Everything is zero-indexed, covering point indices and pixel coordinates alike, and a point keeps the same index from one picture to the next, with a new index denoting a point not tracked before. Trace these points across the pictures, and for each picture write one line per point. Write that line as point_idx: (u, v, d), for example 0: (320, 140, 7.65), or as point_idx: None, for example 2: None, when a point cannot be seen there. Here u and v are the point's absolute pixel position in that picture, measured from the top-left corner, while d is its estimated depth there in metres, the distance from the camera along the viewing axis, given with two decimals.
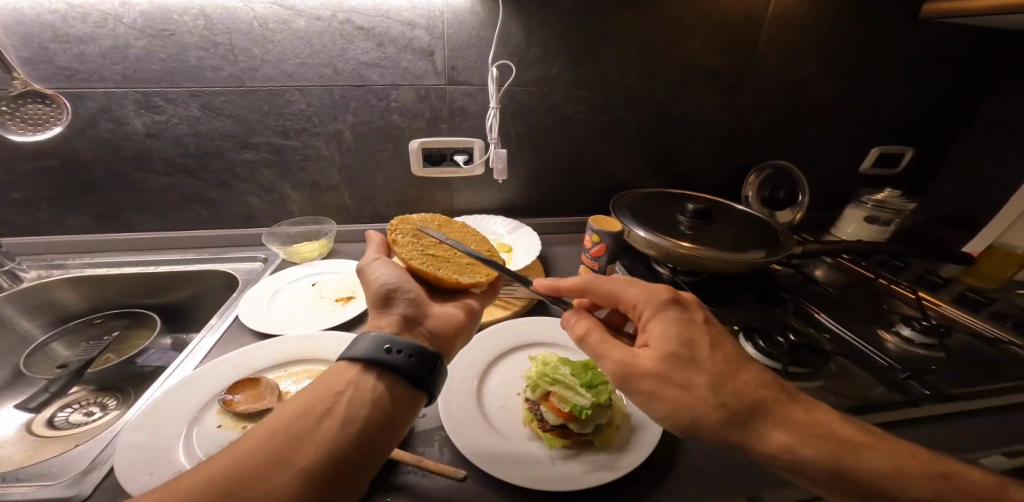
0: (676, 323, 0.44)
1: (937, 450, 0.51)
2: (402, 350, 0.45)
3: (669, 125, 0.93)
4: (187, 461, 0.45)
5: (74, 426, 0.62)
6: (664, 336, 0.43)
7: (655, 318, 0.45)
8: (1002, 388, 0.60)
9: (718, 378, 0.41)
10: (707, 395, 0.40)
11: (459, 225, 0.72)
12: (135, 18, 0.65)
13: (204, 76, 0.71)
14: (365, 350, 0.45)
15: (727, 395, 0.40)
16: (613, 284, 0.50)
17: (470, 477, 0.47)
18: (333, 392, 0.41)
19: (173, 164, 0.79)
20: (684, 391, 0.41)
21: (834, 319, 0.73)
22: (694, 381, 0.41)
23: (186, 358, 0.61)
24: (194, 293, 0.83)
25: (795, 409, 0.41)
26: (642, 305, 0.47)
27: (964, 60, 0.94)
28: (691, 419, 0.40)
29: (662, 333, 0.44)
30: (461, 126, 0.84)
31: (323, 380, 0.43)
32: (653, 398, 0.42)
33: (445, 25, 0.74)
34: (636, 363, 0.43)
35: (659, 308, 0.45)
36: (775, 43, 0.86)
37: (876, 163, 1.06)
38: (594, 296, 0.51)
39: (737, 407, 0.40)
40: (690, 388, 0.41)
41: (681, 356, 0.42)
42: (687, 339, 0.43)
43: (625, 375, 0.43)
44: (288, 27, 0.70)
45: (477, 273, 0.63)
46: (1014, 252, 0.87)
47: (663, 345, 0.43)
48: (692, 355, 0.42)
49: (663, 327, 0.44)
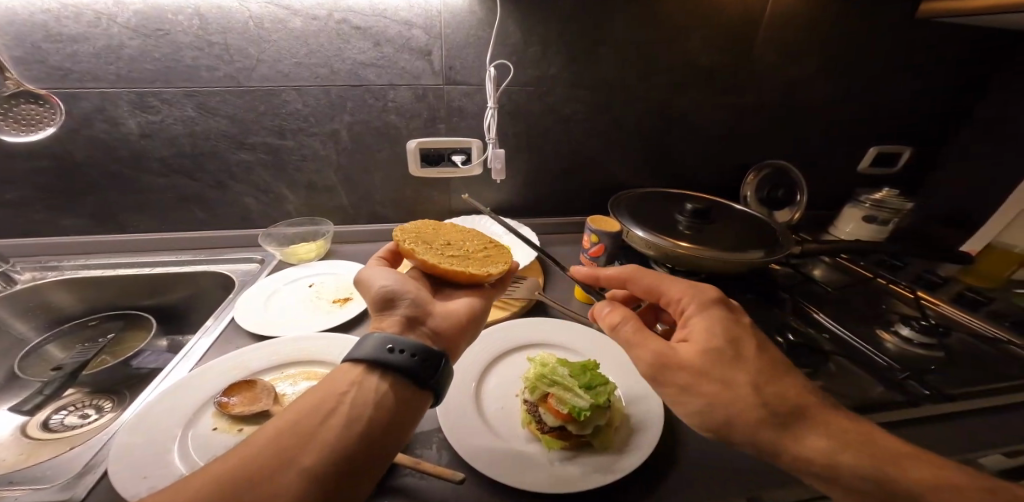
0: (721, 322, 0.45)
1: (936, 450, 0.51)
2: (404, 350, 0.45)
3: (667, 125, 0.93)
4: (183, 464, 0.45)
5: (69, 428, 0.61)
6: (705, 331, 0.44)
7: (699, 314, 0.46)
8: (1001, 388, 0.60)
9: (760, 382, 0.41)
10: (747, 392, 0.40)
11: (452, 226, 0.71)
12: (129, 18, 0.65)
13: (199, 76, 0.71)
14: (368, 351, 0.44)
15: (764, 394, 0.41)
16: (656, 277, 0.51)
17: (469, 479, 0.47)
18: (336, 393, 0.41)
19: (169, 165, 0.78)
20: (722, 386, 0.41)
21: (833, 318, 0.73)
22: (737, 377, 0.41)
23: (181, 361, 0.60)
24: (190, 295, 0.83)
25: (833, 412, 0.42)
26: (687, 301, 0.48)
27: (962, 60, 0.94)
28: (723, 412, 0.41)
29: (704, 329, 0.44)
30: (459, 126, 0.84)
31: (327, 381, 0.43)
32: (687, 391, 0.42)
33: (442, 24, 0.74)
34: (675, 353, 0.44)
35: (703, 304, 0.47)
36: (773, 43, 0.86)
37: (874, 163, 1.06)
38: (636, 288, 0.53)
39: (776, 407, 0.40)
40: (730, 384, 0.41)
41: (726, 353, 0.42)
42: (732, 339, 0.44)
43: (658, 364, 0.44)
44: (284, 27, 0.69)
45: (497, 262, 0.64)
46: (1010, 251, 0.87)
47: (705, 339, 0.43)
48: (736, 353, 0.43)
49: (707, 323, 0.45)
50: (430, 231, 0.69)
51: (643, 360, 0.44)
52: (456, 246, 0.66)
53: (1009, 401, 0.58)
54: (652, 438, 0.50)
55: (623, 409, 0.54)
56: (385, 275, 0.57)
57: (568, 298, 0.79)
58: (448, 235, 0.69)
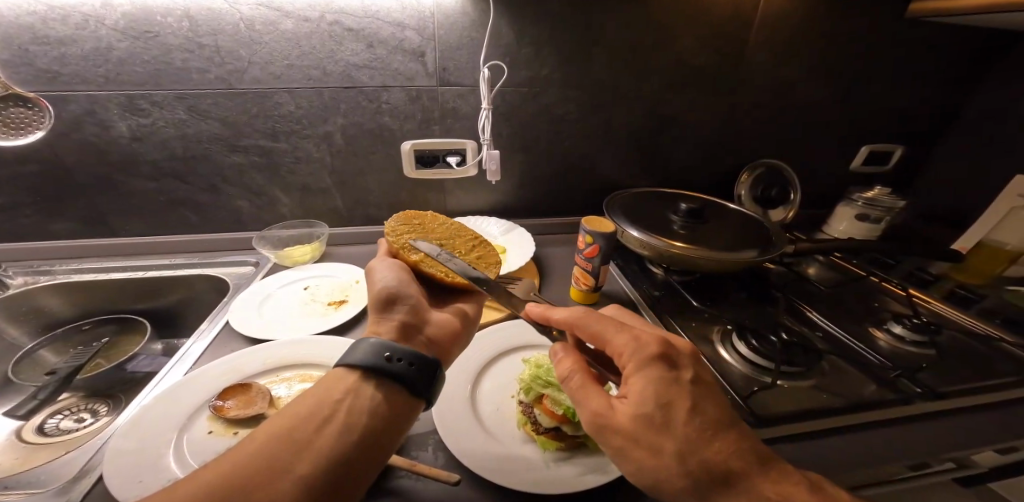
0: (660, 383, 0.40)
1: (928, 448, 0.52)
2: (402, 358, 0.45)
3: (661, 125, 0.93)
4: (179, 469, 0.45)
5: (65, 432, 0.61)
6: (640, 394, 0.40)
7: (638, 373, 0.41)
8: (993, 386, 0.61)
9: (693, 450, 0.37)
10: (672, 461, 0.37)
11: (440, 221, 0.68)
12: (118, 20, 0.64)
13: (190, 78, 0.70)
14: (365, 356, 0.44)
15: (693, 462, 0.37)
16: (598, 328, 0.45)
17: (465, 481, 0.47)
18: (331, 400, 0.41)
19: (161, 168, 0.78)
20: (657, 454, 0.38)
21: (826, 316, 0.74)
22: (664, 443, 0.38)
23: (176, 364, 0.60)
24: (184, 299, 0.82)
25: (769, 472, 0.37)
26: (626, 359, 0.42)
27: (951, 59, 0.95)
28: (653, 477, 0.38)
29: (642, 393, 0.40)
30: (453, 127, 0.84)
31: (323, 387, 0.43)
32: (620, 454, 0.40)
33: (435, 25, 0.74)
34: (611, 416, 0.41)
35: (644, 361, 0.41)
36: (765, 43, 0.86)
37: (866, 162, 1.07)
38: (582, 334, 0.47)
39: (703, 474, 0.37)
40: (656, 451, 0.38)
41: (653, 419, 0.38)
42: (671, 401, 0.39)
43: (600, 426, 0.41)
44: (275, 29, 0.69)
45: (492, 266, 0.63)
46: (1002, 248, 0.88)
47: (639, 403, 0.39)
48: (667, 419, 0.38)
49: (643, 385, 0.40)
50: (421, 228, 0.65)
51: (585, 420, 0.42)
52: (451, 248, 0.63)
53: (997, 399, 0.59)
54: None
55: None
56: (387, 275, 0.56)
57: (564, 299, 0.79)
58: (438, 233, 0.65)
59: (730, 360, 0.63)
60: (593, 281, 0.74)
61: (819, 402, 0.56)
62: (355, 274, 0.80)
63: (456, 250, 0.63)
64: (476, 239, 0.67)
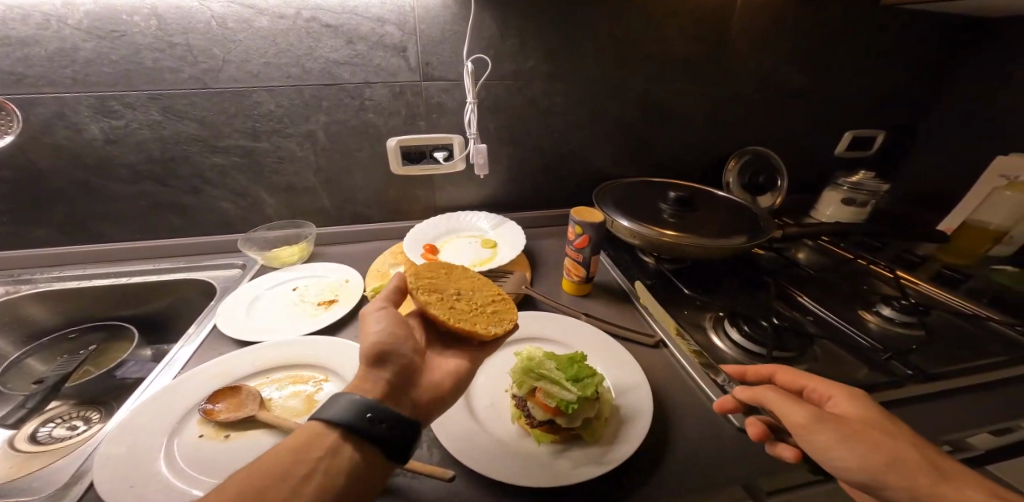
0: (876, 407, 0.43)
1: (921, 430, 0.52)
2: (385, 421, 0.40)
3: (648, 115, 0.92)
4: (169, 473, 0.44)
5: (58, 440, 0.60)
6: (859, 410, 0.42)
7: (852, 398, 0.44)
8: (982, 365, 0.62)
9: (927, 460, 0.38)
10: (900, 457, 0.38)
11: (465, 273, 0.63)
12: (81, 19, 0.62)
13: (163, 79, 0.69)
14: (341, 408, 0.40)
15: (932, 471, 0.37)
16: (794, 375, 0.48)
17: (459, 478, 0.47)
18: (309, 459, 0.38)
19: (138, 171, 0.76)
20: (884, 455, 0.38)
21: (817, 301, 0.74)
22: (894, 445, 0.39)
23: (164, 369, 0.59)
24: (170, 303, 0.81)
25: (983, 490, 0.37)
26: (836, 388, 0.45)
27: (931, 43, 0.95)
28: (883, 478, 0.37)
29: (859, 408, 0.42)
30: (439, 123, 0.83)
31: (301, 438, 0.39)
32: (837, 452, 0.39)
33: (415, 20, 0.72)
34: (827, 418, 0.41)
35: (849, 389, 0.45)
36: (749, 30, 0.86)
37: (853, 146, 1.07)
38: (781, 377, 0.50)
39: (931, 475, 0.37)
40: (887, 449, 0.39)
41: (880, 425, 0.41)
42: (891, 420, 0.41)
43: (813, 425, 0.40)
44: (249, 27, 0.67)
45: (505, 322, 0.56)
46: (985, 229, 0.88)
47: (859, 412, 0.42)
48: (891, 428, 0.41)
49: (859, 403, 0.43)
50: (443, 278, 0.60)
51: (792, 426, 0.42)
52: (466, 299, 0.58)
53: (989, 381, 0.59)
54: (639, 429, 0.50)
55: (613, 400, 0.54)
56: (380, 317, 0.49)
57: (556, 292, 0.79)
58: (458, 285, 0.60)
59: (723, 347, 0.64)
60: (584, 273, 0.74)
61: None
62: (344, 273, 0.79)
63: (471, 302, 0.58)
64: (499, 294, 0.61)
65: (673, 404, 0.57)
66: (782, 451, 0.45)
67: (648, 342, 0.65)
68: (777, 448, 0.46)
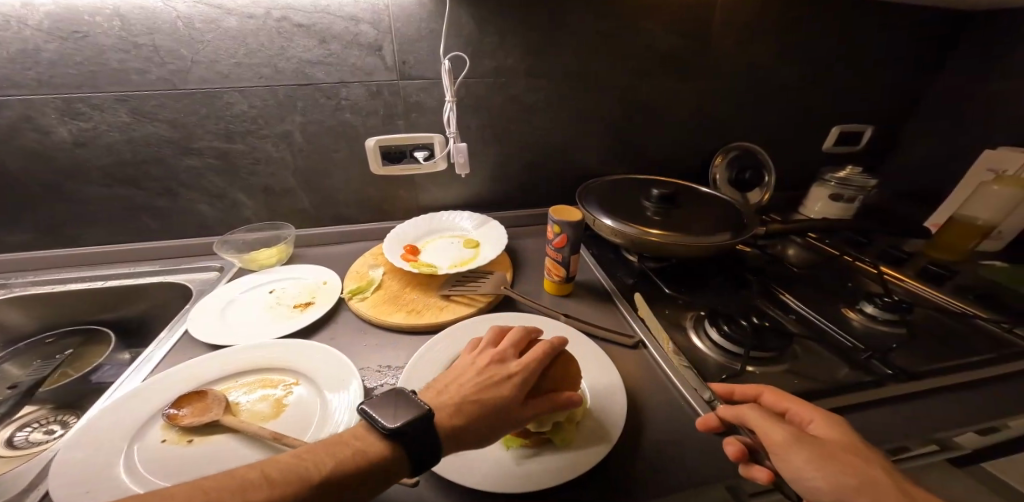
0: (854, 433, 0.43)
1: (905, 432, 0.51)
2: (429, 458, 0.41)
3: (631, 112, 0.91)
4: (129, 478, 0.44)
5: (34, 445, 0.60)
6: (836, 434, 0.42)
7: (833, 422, 0.43)
8: (967, 363, 0.60)
9: (900, 488, 0.37)
10: (872, 479, 0.38)
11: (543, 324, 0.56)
12: (42, 20, 0.62)
13: (131, 80, 0.68)
14: (400, 415, 0.41)
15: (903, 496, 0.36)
16: (780, 399, 0.47)
17: (424, 482, 0.46)
18: (358, 466, 0.38)
19: (110, 174, 0.76)
20: (855, 478, 0.38)
21: (801, 300, 0.73)
22: (866, 470, 0.38)
23: (134, 372, 0.58)
24: (147, 307, 0.80)
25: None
26: (819, 411, 0.45)
27: (919, 36, 0.94)
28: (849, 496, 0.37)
29: (838, 434, 0.42)
30: (418, 122, 0.82)
31: (361, 440, 0.41)
32: (805, 468, 0.39)
33: (389, 18, 0.71)
34: (802, 437, 0.41)
35: (833, 417, 0.44)
36: (730, 25, 0.85)
37: (842, 141, 1.06)
38: (768, 398, 0.48)
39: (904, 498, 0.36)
40: (860, 470, 0.38)
41: (857, 450, 0.40)
42: (867, 447, 0.41)
43: (787, 443, 0.41)
44: (218, 26, 0.67)
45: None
46: (972, 222, 0.85)
47: (837, 437, 0.42)
48: (866, 453, 0.40)
49: (838, 427, 0.43)
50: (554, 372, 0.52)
51: (769, 442, 0.42)
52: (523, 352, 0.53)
53: (975, 379, 0.58)
54: (610, 436, 0.49)
55: (585, 403, 0.53)
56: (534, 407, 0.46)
57: (537, 292, 0.78)
58: None
59: (703, 348, 0.63)
60: (564, 272, 0.73)
61: (789, 386, 0.55)
62: (322, 274, 0.79)
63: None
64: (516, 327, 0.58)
65: (648, 404, 0.55)
66: (755, 473, 0.43)
67: (627, 343, 0.64)
68: (752, 470, 0.43)
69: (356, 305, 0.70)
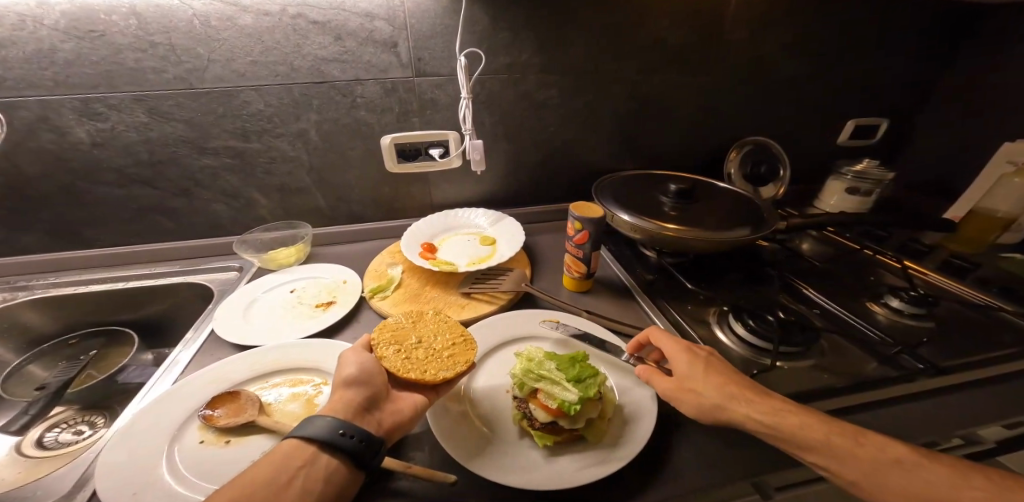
0: (691, 356, 0.49)
1: (938, 427, 0.51)
2: (355, 435, 0.43)
3: (645, 108, 0.91)
4: (173, 479, 0.44)
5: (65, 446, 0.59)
6: (684, 365, 0.49)
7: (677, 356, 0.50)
8: (994, 357, 0.60)
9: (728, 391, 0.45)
10: (716, 398, 0.45)
11: (436, 316, 0.62)
12: (57, 19, 0.60)
13: (147, 80, 0.67)
14: (321, 432, 0.43)
15: None
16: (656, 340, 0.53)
17: (460, 482, 0.46)
18: (287, 467, 0.41)
19: (127, 175, 0.75)
20: (710, 404, 0.45)
21: (823, 293, 0.73)
22: (701, 394, 0.45)
23: (164, 374, 0.58)
24: (168, 307, 0.80)
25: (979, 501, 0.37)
26: (670, 350, 0.51)
27: (934, 28, 0.93)
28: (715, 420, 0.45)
29: (687, 364, 0.48)
30: (434, 118, 0.81)
31: (282, 454, 0.42)
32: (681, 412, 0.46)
33: (405, 14, 0.71)
34: (670, 391, 0.47)
35: (679, 346, 0.51)
36: (746, 18, 0.84)
37: (855, 134, 1.05)
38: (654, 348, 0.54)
39: (736, 399, 0.44)
40: (703, 395, 0.45)
41: (700, 374, 0.47)
42: (703, 364, 0.48)
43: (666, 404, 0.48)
44: (233, 24, 0.66)
45: (458, 363, 0.54)
46: (993, 216, 0.86)
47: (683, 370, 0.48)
48: (701, 372, 0.47)
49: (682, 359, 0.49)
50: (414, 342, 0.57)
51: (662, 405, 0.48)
52: (426, 348, 0.56)
53: (1001, 373, 0.58)
54: (644, 428, 0.50)
55: (615, 399, 0.53)
56: (359, 358, 0.52)
57: (556, 288, 0.78)
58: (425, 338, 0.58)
59: (727, 342, 0.63)
60: (585, 268, 0.73)
61: (818, 382, 0.55)
62: (342, 274, 0.78)
63: (432, 346, 0.56)
64: (463, 336, 0.59)
65: None
66: None
67: None
68: None
69: (377, 304, 0.70)
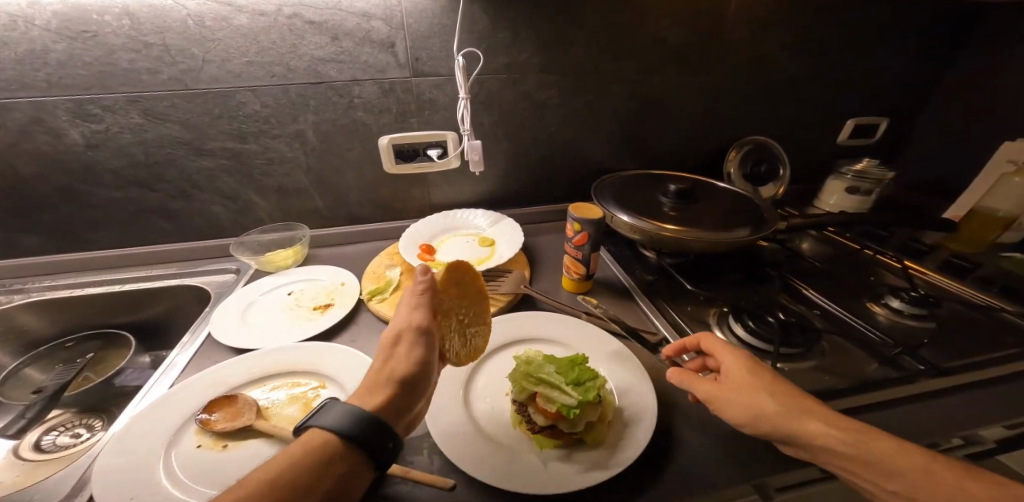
0: (748, 361, 0.47)
1: (940, 429, 0.50)
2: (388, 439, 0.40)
3: (645, 107, 0.90)
4: (170, 485, 0.43)
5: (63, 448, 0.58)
6: (741, 368, 0.46)
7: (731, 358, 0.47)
8: (994, 358, 0.60)
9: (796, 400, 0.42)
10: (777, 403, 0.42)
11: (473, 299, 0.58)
12: (49, 19, 0.60)
13: (141, 80, 0.66)
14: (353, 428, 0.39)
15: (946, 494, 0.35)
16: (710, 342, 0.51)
17: (460, 486, 0.46)
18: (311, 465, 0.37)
19: (122, 176, 0.74)
20: (771, 408, 0.42)
21: (824, 294, 0.73)
22: (760, 398, 0.43)
23: (160, 378, 0.58)
24: (165, 309, 0.80)
25: None
26: (723, 351, 0.49)
27: (934, 26, 0.92)
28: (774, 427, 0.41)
29: (738, 365, 0.46)
30: (432, 119, 0.81)
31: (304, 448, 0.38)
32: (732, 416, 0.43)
33: (402, 14, 0.70)
34: (723, 392, 0.45)
35: (736, 350, 0.48)
36: (746, 16, 0.83)
37: (855, 133, 1.05)
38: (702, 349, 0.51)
39: (799, 407, 0.41)
40: (763, 400, 0.42)
41: (759, 378, 0.44)
42: (764, 371, 0.45)
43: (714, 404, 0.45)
44: (228, 24, 0.65)
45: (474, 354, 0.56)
46: (994, 215, 0.85)
47: (741, 371, 0.45)
48: (761, 376, 0.45)
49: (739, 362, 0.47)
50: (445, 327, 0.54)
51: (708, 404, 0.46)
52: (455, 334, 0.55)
53: (1003, 374, 0.58)
54: (645, 430, 0.49)
55: (615, 401, 0.53)
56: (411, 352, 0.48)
57: (556, 290, 0.78)
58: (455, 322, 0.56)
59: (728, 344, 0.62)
60: (584, 270, 0.72)
61: (819, 383, 0.55)
62: (340, 275, 0.78)
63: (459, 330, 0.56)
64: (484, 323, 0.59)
65: (678, 403, 0.55)
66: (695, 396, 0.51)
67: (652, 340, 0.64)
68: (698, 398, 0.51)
69: (375, 306, 0.70)
